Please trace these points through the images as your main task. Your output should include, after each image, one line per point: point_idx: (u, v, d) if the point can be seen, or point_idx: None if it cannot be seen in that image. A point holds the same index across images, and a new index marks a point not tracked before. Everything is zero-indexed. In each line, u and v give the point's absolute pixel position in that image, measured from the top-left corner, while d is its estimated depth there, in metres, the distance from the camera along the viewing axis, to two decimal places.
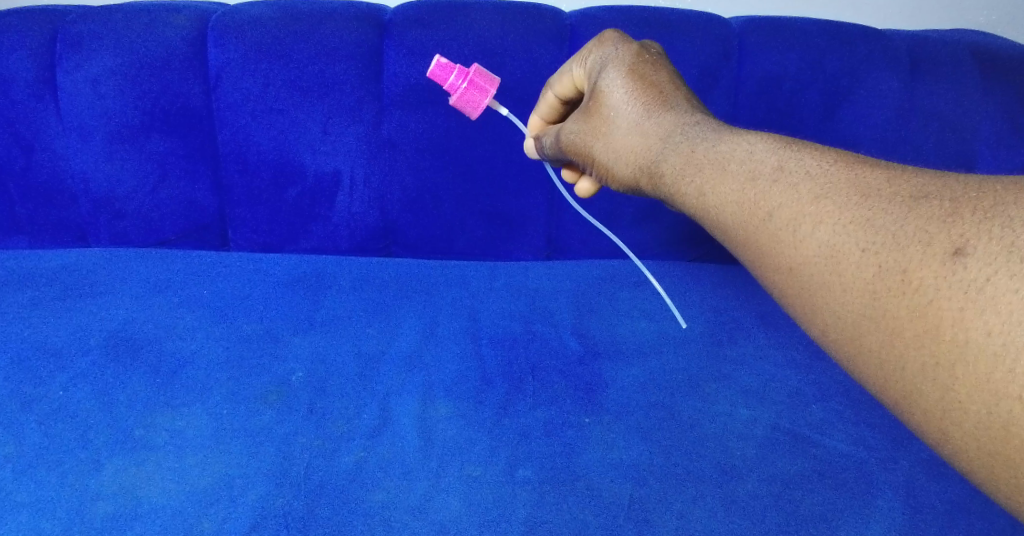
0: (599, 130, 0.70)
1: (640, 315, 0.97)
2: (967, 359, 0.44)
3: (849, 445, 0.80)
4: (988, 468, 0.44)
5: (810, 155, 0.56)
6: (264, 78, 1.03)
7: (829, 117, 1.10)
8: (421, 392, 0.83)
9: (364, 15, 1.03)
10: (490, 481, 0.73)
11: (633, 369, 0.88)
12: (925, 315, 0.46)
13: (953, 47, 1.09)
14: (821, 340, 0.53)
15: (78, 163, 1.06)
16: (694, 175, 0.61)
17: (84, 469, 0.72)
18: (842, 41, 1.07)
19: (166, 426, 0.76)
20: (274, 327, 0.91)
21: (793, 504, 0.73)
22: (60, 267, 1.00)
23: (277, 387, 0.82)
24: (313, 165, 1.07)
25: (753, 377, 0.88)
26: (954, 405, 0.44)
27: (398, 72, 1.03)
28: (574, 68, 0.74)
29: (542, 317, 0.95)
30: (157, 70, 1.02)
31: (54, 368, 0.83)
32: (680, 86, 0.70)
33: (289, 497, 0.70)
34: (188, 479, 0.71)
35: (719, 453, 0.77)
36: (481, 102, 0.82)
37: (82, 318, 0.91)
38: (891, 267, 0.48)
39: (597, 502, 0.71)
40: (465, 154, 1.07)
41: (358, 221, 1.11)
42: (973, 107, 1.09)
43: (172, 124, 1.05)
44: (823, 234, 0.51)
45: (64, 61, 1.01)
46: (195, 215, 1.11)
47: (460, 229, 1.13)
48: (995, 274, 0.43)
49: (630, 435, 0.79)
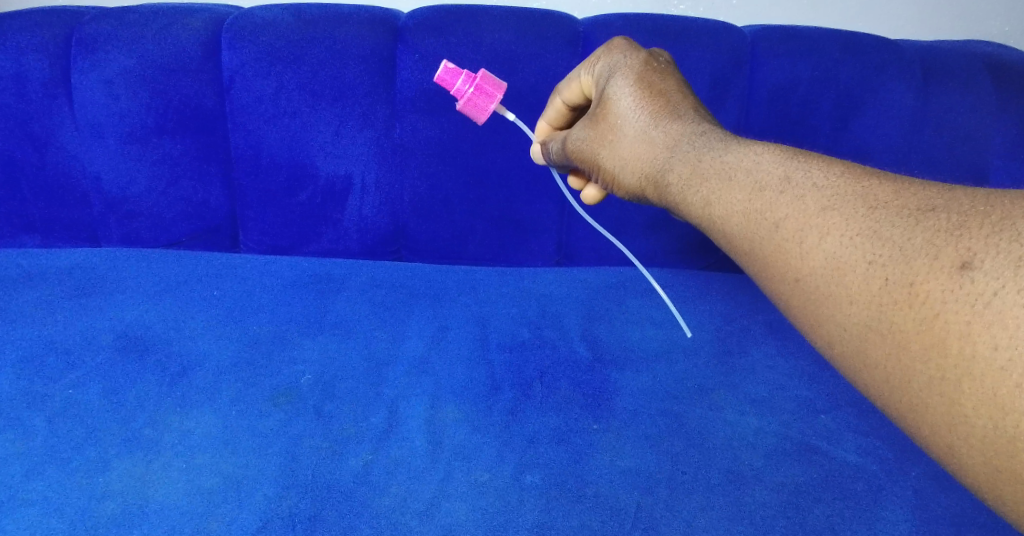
0: (605, 137, 0.70)
1: (650, 323, 0.97)
2: (973, 373, 0.43)
3: (859, 455, 0.79)
4: (992, 483, 0.44)
5: (818, 165, 0.56)
6: (276, 80, 1.03)
7: (841, 128, 1.09)
8: (429, 397, 0.83)
9: (377, 21, 1.04)
10: (498, 486, 0.73)
11: (642, 377, 0.87)
12: (932, 329, 0.45)
13: (966, 58, 1.08)
14: (826, 352, 0.53)
15: (90, 163, 1.06)
16: (700, 185, 0.61)
17: (91, 469, 0.72)
18: (855, 51, 1.06)
19: (175, 426, 0.77)
20: (283, 329, 0.91)
21: (802, 514, 0.72)
22: (72, 267, 1.01)
23: (285, 389, 0.82)
24: (325, 169, 1.08)
25: (764, 387, 0.88)
26: (961, 420, 0.44)
27: (410, 77, 1.04)
28: (582, 73, 0.74)
29: (551, 324, 0.95)
30: (171, 71, 1.03)
31: (63, 367, 0.84)
32: (688, 95, 0.70)
33: (295, 500, 0.70)
34: (197, 479, 0.71)
35: (727, 461, 0.77)
36: (488, 107, 0.82)
37: (92, 317, 0.91)
38: (898, 280, 0.47)
39: (603, 509, 0.71)
40: (476, 159, 1.07)
41: (369, 224, 1.12)
42: (986, 118, 1.08)
43: (185, 126, 1.06)
44: (830, 246, 0.51)
45: (78, 61, 1.02)
46: (206, 216, 1.11)
47: (470, 235, 1.13)
48: (1003, 288, 0.43)
49: (639, 444, 0.78)
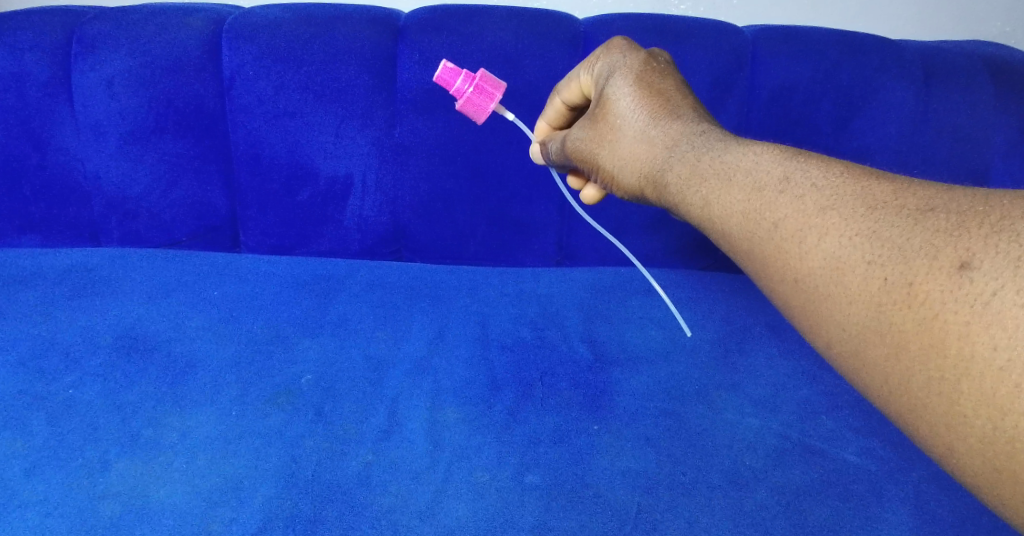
0: (605, 137, 0.70)
1: (650, 323, 0.97)
2: (972, 374, 0.43)
3: (859, 455, 0.79)
4: (992, 484, 0.44)
5: (817, 165, 0.56)
6: (277, 80, 1.03)
7: (841, 128, 1.09)
8: (430, 397, 0.83)
9: (378, 21, 1.04)
10: (498, 487, 0.73)
11: (643, 377, 0.87)
12: (931, 329, 0.45)
13: (966, 58, 1.08)
14: (826, 353, 0.53)
15: (90, 163, 1.06)
16: (699, 186, 0.61)
17: (91, 469, 0.72)
18: (855, 51, 1.06)
19: (175, 426, 0.77)
20: (283, 329, 0.91)
21: (802, 514, 0.72)
22: (72, 267, 1.01)
23: (285, 389, 0.82)
24: (325, 169, 1.08)
25: (764, 387, 0.87)
26: (960, 420, 0.44)
27: (410, 77, 1.04)
28: (582, 73, 0.74)
29: (552, 324, 0.95)
30: (171, 71, 1.03)
31: (63, 367, 0.84)
32: (687, 95, 0.70)
33: (295, 500, 0.70)
34: (197, 479, 0.71)
35: (728, 461, 0.77)
36: (488, 107, 0.82)
37: (92, 317, 0.91)
38: (897, 280, 0.47)
39: (604, 510, 0.71)
40: (476, 159, 1.07)
41: (369, 224, 1.12)
42: (986, 117, 1.08)
43: (185, 125, 1.06)
44: (829, 246, 0.51)
45: (79, 61, 1.02)
46: (206, 216, 1.11)
47: (470, 235, 1.13)
48: (1002, 288, 0.43)
49: (639, 444, 0.78)
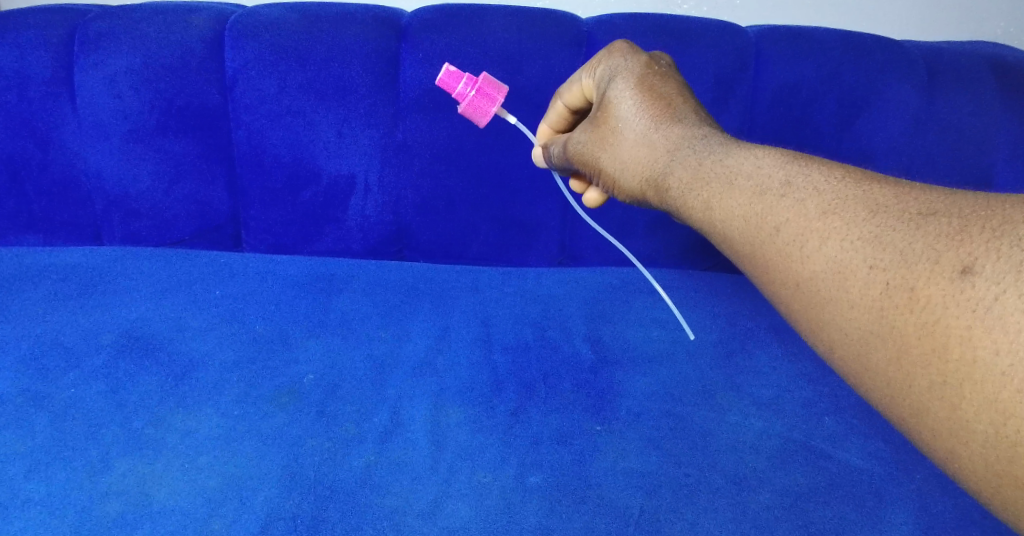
0: (607, 140, 0.70)
1: (652, 324, 0.97)
2: (974, 378, 0.43)
3: (862, 458, 0.79)
4: (993, 489, 0.43)
5: (819, 169, 0.56)
6: (280, 79, 1.03)
7: (844, 129, 1.09)
8: (431, 397, 0.83)
9: (381, 21, 1.04)
10: (501, 488, 0.73)
11: (644, 378, 0.87)
12: (932, 334, 0.45)
13: (970, 60, 1.08)
14: (827, 356, 0.53)
15: (92, 162, 1.07)
16: (701, 189, 0.61)
17: (93, 469, 0.72)
18: (858, 52, 1.06)
19: (177, 426, 0.77)
20: (285, 329, 0.91)
21: (805, 517, 0.72)
22: (74, 266, 1.01)
23: (287, 389, 0.82)
24: (328, 168, 1.08)
25: (766, 389, 0.87)
26: (962, 424, 0.44)
27: (413, 77, 1.04)
28: (583, 76, 0.74)
29: (554, 324, 0.95)
30: (174, 70, 1.03)
31: (64, 367, 0.84)
32: (689, 98, 0.70)
33: (298, 500, 0.70)
34: (200, 479, 0.71)
35: (730, 464, 0.77)
36: (489, 109, 0.82)
37: (94, 317, 0.91)
38: (899, 285, 0.47)
39: (606, 511, 0.71)
40: (480, 160, 1.07)
41: (371, 224, 1.12)
42: (990, 119, 1.08)
43: (188, 125, 1.06)
44: (831, 250, 0.51)
45: (81, 60, 1.02)
46: (209, 216, 1.11)
47: (473, 235, 1.13)
48: (1003, 293, 0.43)
49: (641, 445, 0.78)
